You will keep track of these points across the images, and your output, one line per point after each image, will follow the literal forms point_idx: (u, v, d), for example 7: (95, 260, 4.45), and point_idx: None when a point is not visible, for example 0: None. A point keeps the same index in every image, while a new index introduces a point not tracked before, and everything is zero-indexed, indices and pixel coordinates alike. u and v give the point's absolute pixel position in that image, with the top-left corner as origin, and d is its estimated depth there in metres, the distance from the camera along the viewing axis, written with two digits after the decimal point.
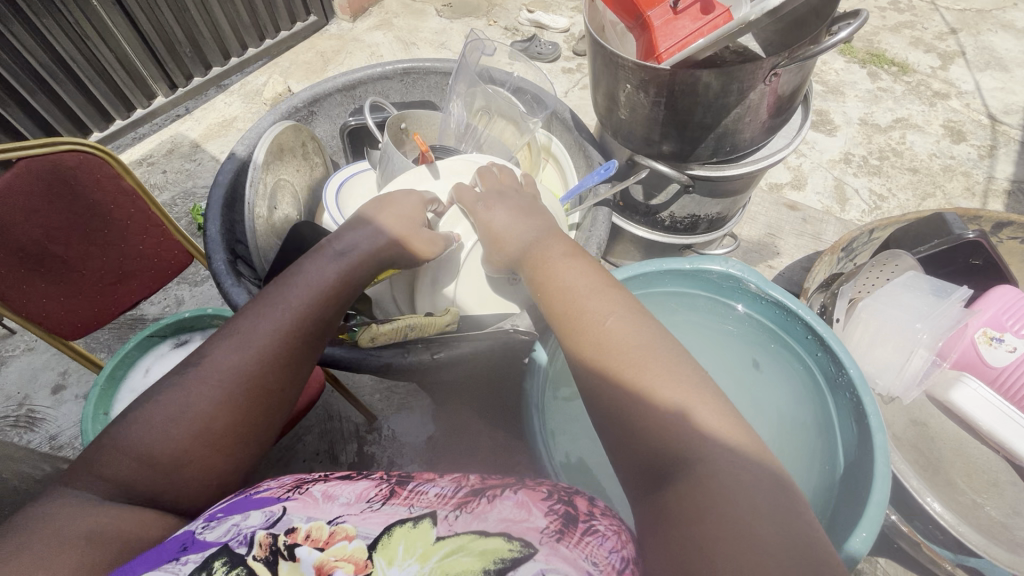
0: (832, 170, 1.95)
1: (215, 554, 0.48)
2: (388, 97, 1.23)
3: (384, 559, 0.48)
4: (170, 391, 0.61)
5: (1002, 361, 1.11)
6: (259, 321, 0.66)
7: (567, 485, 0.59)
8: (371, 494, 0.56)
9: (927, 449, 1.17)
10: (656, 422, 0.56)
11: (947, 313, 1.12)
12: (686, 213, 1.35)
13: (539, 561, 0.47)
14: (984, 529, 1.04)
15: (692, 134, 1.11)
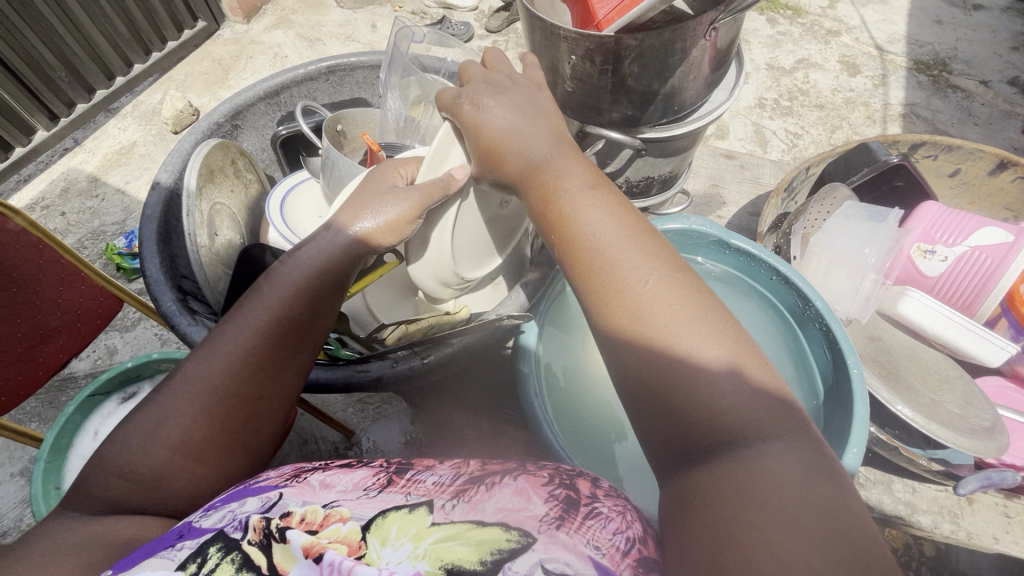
0: (749, 116, 1.86)
1: (210, 539, 0.41)
2: (316, 99, 1.25)
3: (377, 539, 0.40)
4: (144, 409, 0.55)
5: (937, 269, 1.17)
6: (232, 323, 0.60)
7: (569, 469, 0.53)
8: (368, 482, 0.48)
9: (885, 360, 1.12)
10: (681, 388, 0.46)
11: (891, 236, 1.10)
12: (641, 176, 1.30)
13: (538, 551, 0.40)
14: (949, 423, 0.99)
15: (641, 100, 1.06)
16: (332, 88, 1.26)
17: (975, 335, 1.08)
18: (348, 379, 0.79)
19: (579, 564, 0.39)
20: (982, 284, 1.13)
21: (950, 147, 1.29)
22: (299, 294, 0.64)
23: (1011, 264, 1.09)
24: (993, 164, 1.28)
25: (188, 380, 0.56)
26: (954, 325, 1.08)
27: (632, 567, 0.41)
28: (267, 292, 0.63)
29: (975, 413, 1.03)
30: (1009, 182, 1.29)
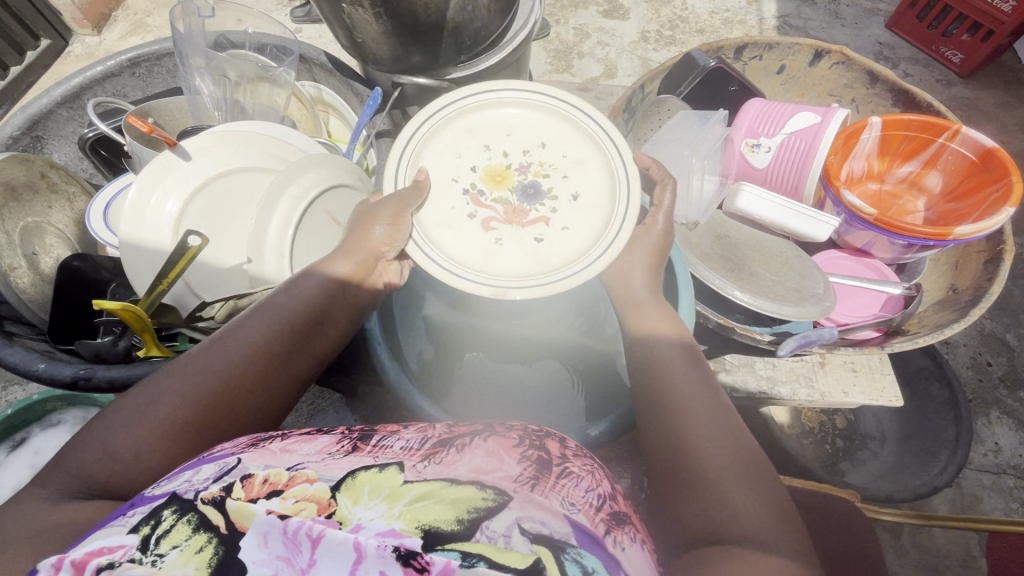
0: (635, 51, 1.87)
1: (163, 503, 0.43)
2: (126, 95, 1.25)
3: (349, 499, 0.42)
4: (145, 387, 0.62)
5: (764, 161, 1.20)
6: (253, 324, 0.68)
7: (536, 428, 0.57)
8: (333, 448, 0.50)
9: (731, 253, 1.11)
10: (707, 498, 0.56)
11: (715, 134, 1.10)
12: None
13: (515, 510, 0.43)
14: (778, 297, 1.02)
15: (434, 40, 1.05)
16: (141, 80, 1.27)
17: (808, 217, 1.09)
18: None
19: (554, 522, 0.43)
20: (801, 168, 1.15)
21: (770, 45, 1.34)
22: (309, 311, 0.72)
23: (820, 145, 1.11)
24: (810, 55, 1.36)
25: (197, 367, 0.63)
26: (787, 211, 1.10)
27: (605, 519, 0.47)
28: (289, 300, 0.72)
29: (810, 284, 1.05)
30: (827, 70, 1.38)
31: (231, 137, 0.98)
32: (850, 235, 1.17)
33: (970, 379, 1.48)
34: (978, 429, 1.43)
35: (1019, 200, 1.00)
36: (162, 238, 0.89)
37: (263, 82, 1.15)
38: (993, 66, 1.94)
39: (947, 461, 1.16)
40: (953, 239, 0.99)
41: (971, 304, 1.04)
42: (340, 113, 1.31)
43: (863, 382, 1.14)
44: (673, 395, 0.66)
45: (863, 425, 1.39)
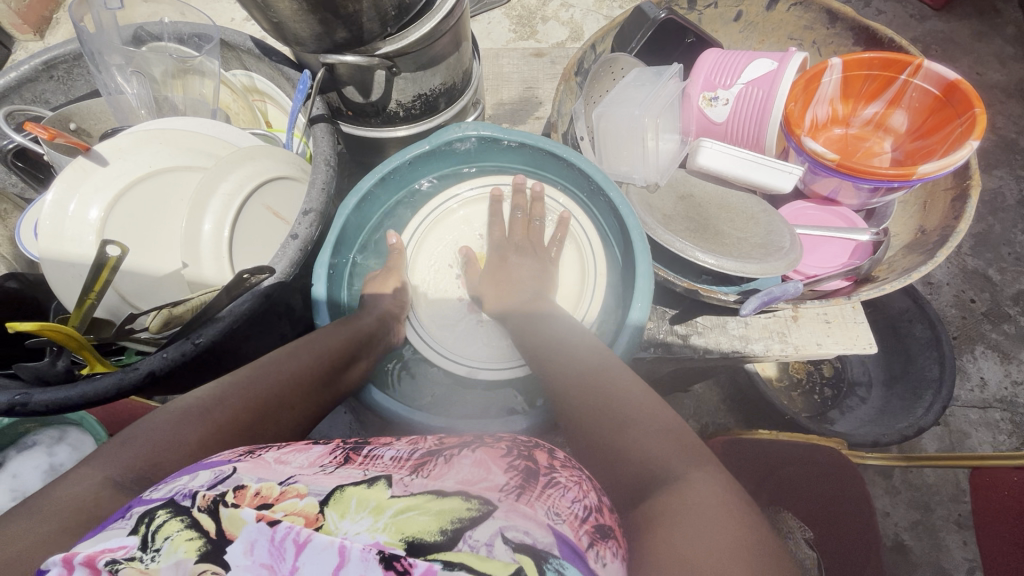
0: (602, 11, 1.80)
1: (160, 505, 0.45)
2: (50, 101, 1.15)
3: (336, 513, 0.43)
4: (183, 402, 0.68)
5: (723, 115, 1.19)
6: (302, 355, 0.81)
7: (526, 440, 0.60)
8: (325, 460, 0.53)
9: (698, 214, 1.11)
10: (625, 455, 0.64)
11: (668, 89, 1.11)
12: (411, 96, 1.18)
13: (499, 518, 0.45)
14: (739, 253, 1.02)
15: (353, 13, 0.92)
16: (61, 83, 1.15)
17: (768, 168, 1.10)
18: (120, 385, 0.76)
19: (538, 532, 0.45)
20: (761, 117, 1.14)
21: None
22: (342, 350, 0.88)
23: (779, 91, 1.10)
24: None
25: (256, 378, 0.75)
26: (746, 163, 1.10)
27: (589, 531, 0.49)
28: (327, 339, 0.87)
29: (775, 237, 1.04)
30: (784, 12, 1.36)
31: (151, 137, 0.95)
32: (817, 183, 1.15)
33: (955, 317, 1.50)
34: (964, 365, 1.46)
35: (983, 132, 0.99)
36: (85, 249, 0.86)
37: (190, 75, 1.11)
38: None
39: (930, 404, 1.17)
40: (917, 179, 0.97)
41: (937, 245, 1.04)
42: (274, 101, 1.20)
43: (837, 332, 1.15)
44: (583, 387, 0.76)
45: (850, 371, 1.42)
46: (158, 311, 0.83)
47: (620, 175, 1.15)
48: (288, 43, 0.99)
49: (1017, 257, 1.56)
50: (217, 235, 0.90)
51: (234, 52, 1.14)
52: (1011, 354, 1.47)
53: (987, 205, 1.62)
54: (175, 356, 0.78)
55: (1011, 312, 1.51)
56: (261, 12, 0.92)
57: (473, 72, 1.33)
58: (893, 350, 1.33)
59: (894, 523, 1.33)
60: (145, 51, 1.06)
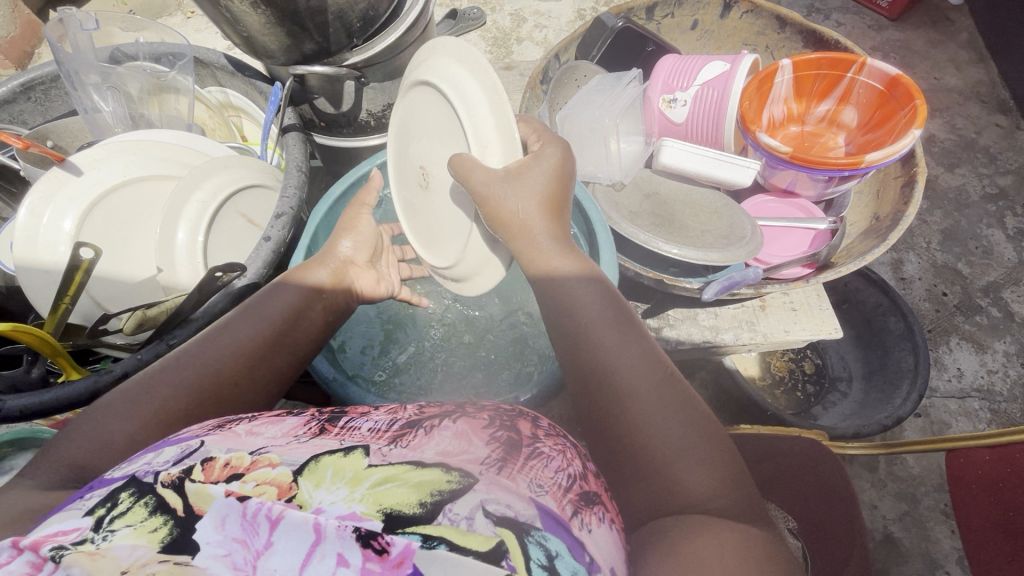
0: (573, 29, 1.86)
1: (121, 486, 0.43)
2: (28, 121, 1.16)
3: (310, 482, 0.42)
4: (130, 390, 0.63)
5: (683, 116, 1.21)
6: (247, 323, 0.72)
7: (509, 410, 0.60)
8: (299, 430, 0.51)
9: (662, 209, 1.13)
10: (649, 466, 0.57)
11: (628, 92, 1.15)
12: (381, 105, 1.20)
13: (479, 491, 0.44)
14: (701, 242, 1.04)
15: (320, 24, 0.94)
16: (40, 105, 1.15)
17: (729, 164, 1.13)
18: (94, 387, 0.75)
19: (519, 505, 0.44)
20: (717, 116, 1.18)
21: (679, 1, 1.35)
22: (297, 308, 0.76)
23: (731, 91, 1.14)
24: (720, 7, 1.39)
25: (181, 365, 0.66)
26: (708, 160, 1.13)
27: (573, 500, 0.48)
28: (274, 299, 0.75)
29: (736, 228, 1.06)
30: (739, 20, 1.41)
31: (128, 146, 0.95)
32: (774, 177, 1.18)
33: (929, 310, 1.52)
34: (941, 357, 1.47)
35: (924, 121, 1.02)
36: (60, 257, 0.86)
37: (165, 92, 1.13)
38: (920, 7, 2.00)
39: (907, 393, 1.18)
40: (866, 167, 1.00)
41: (889, 229, 1.07)
42: (249, 116, 1.21)
43: (805, 319, 1.17)
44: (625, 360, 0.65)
45: (830, 368, 1.43)
46: (132, 313, 0.82)
47: (586, 175, 1.16)
48: (258, 56, 1.01)
49: (984, 249, 1.60)
50: (190, 241, 0.89)
51: (209, 70, 1.16)
52: (986, 344, 1.49)
53: (953, 202, 1.67)
54: (149, 357, 0.78)
55: (982, 304, 1.54)
56: (230, 28, 0.94)
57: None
58: (871, 343, 1.35)
59: (882, 516, 1.32)
60: (121, 67, 1.08)
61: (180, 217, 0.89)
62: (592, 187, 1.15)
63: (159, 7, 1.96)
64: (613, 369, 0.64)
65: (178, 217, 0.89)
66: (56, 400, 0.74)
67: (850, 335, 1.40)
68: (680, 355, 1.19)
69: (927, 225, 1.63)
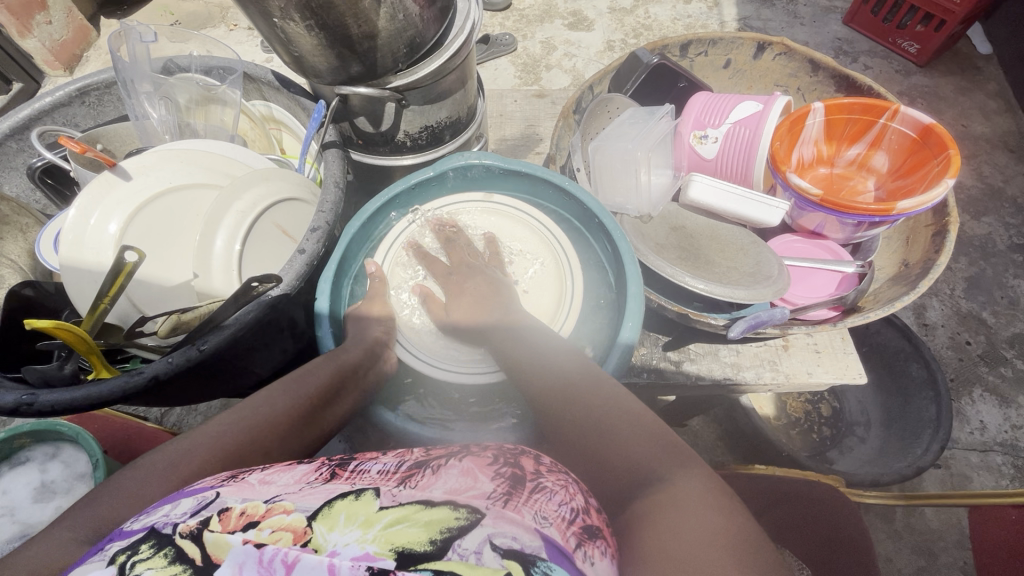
0: (602, 61, 1.89)
1: (141, 537, 0.43)
2: (79, 124, 1.19)
3: (325, 526, 0.43)
4: (171, 446, 0.66)
5: (713, 152, 1.23)
6: (283, 394, 0.78)
7: (512, 448, 0.59)
8: (311, 477, 0.52)
9: (689, 244, 1.13)
10: (595, 441, 0.67)
11: (661, 127, 1.15)
12: (419, 127, 1.22)
13: (486, 526, 0.44)
14: (725, 278, 1.04)
15: (368, 49, 0.98)
16: (93, 109, 1.20)
17: (757, 202, 1.12)
18: (124, 387, 0.77)
19: (526, 537, 0.44)
20: (749, 155, 1.18)
21: (713, 40, 1.38)
22: (329, 383, 0.83)
23: (764, 131, 1.15)
24: (753, 48, 1.40)
25: (231, 426, 0.71)
26: (735, 197, 1.13)
27: (576, 533, 0.48)
28: (310, 378, 0.82)
29: (765, 267, 1.05)
30: (771, 61, 1.42)
31: (173, 155, 0.98)
32: (802, 219, 1.18)
33: (951, 358, 1.49)
34: (962, 408, 1.43)
35: (958, 170, 1.02)
36: (104, 258, 0.88)
37: (213, 103, 1.16)
38: (948, 55, 2.00)
39: (928, 442, 1.14)
40: (897, 215, 0.99)
41: (920, 276, 1.05)
42: (291, 130, 1.25)
43: (828, 362, 1.15)
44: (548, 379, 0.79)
45: (849, 413, 1.39)
46: (167, 316, 0.83)
47: (614, 206, 1.18)
48: (306, 74, 1.04)
49: (1010, 301, 1.57)
50: (226, 255, 0.91)
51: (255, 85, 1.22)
52: (1010, 397, 1.45)
53: (978, 251, 1.64)
54: (180, 361, 0.80)
55: (1007, 356, 1.50)
56: (284, 49, 0.98)
57: (477, 107, 1.39)
58: (891, 389, 1.32)
59: (898, 570, 1.27)
60: (173, 78, 1.11)
61: (219, 225, 0.91)
62: (620, 218, 1.16)
63: (202, 19, 2.04)
64: (564, 387, 0.76)
65: (216, 228, 0.91)
66: (90, 399, 0.76)
67: (869, 378, 1.37)
68: (697, 390, 1.17)
69: (951, 272, 1.60)
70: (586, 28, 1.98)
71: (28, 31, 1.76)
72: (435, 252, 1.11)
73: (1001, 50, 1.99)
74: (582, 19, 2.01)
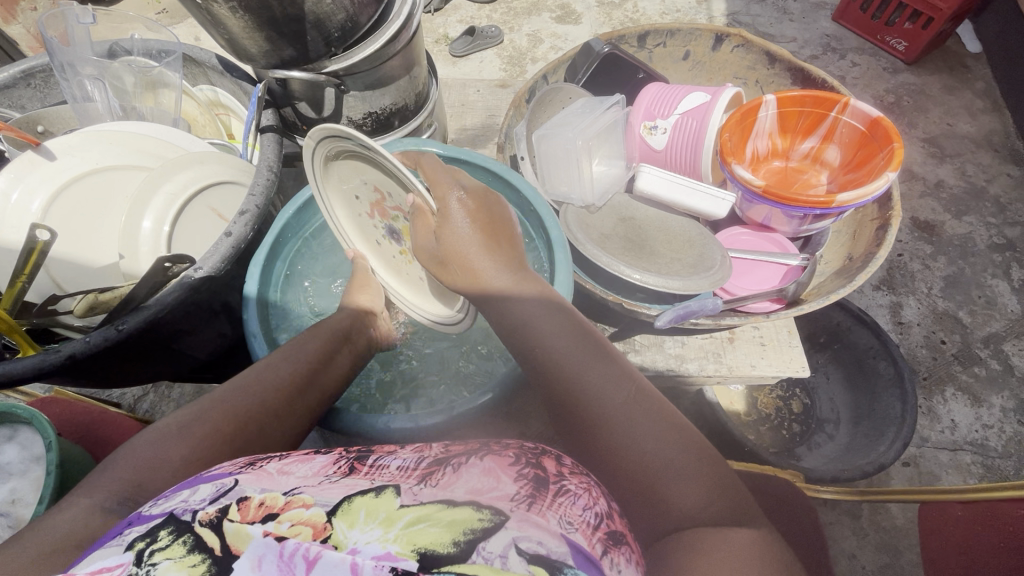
0: None
1: (160, 523, 0.43)
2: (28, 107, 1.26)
3: (345, 523, 0.42)
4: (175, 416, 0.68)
5: (660, 142, 1.24)
6: (281, 363, 0.81)
7: (533, 448, 0.59)
8: (329, 470, 0.52)
9: (636, 234, 1.13)
10: (630, 457, 0.61)
11: (607, 116, 1.17)
12: (362, 112, 1.26)
13: (511, 528, 0.43)
14: (665, 268, 1.05)
15: (298, 33, 1.00)
16: (38, 90, 1.28)
17: (702, 194, 1.14)
18: (43, 364, 0.78)
19: (551, 542, 0.43)
20: (695, 145, 1.19)
21: (670, 31, 1.39)
22: (323, 351, 0.85)
23: (706, 122, 1.15)
24: (712, 39, 1.40)
25: (235, 396, 0.73)
26: (683, 188, 1.15)
27: (602, 539, 0.48)
28: (305, 346, 0.84)
29: (706, 258, 1.06)
30: (729, 53, 1.41)
31: (100, 137, 0.99)
32: (750, 211, 1.17)
33: (925, 357, 1.49)
34: (934, 407, 1.42)
35: (899, 164, 1.01)
36: (21, 236, 0.88)
37: (156, 87, 1.22)
38: (937, 53, 1.99)
39: (891, 440, 1.13)
40: (838, 207, 0.99)
41: (859, 269, 1.05)
42: (237, 114, 1.31)
43: (771, 355, 1.16)
44: (561, 370, 0.69)
45: (819, 409, 1.40)
46: (85, 294, 0.82)
47: (559, 196, 1.19)
48: (244, 58, 1.07)
49: (987, 300, 1.56)
50: (154, 234, 0.92)
51: (199, 69, 1.27)
52: (981, 397, 1.44)
53: (958, 250, 1.63)
54: (98, 340, 0.81)
55: (981, 355, 1.49)
56: (216, 32, 1.01)
57: (430, 95, 1.41)
58: (860, 387, 1.31)
59: (861, 566, 1.27)
60: (115, 63, 1.18)
61: (144, 206, 0.92)
62: (564, 207, 1.17)
63: None
64: (587, 382, 0.66)
65: (142, 208, 0.92)
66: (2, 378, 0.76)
67: (842, 376, 1.37)
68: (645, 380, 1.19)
69: (930, 271, 1.60)
70: (573, 21, 1.97)
71: (13, 18, 1.85)
72: (370, 225, 1.02)
73: (990, 49, 1.98)
74: (570, 12, 2.00)
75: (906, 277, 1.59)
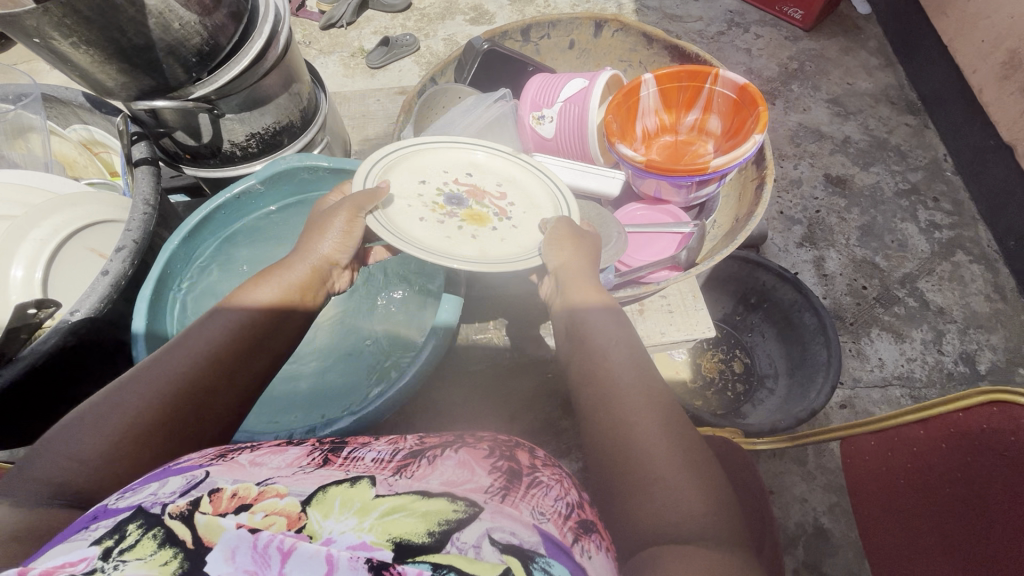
0: None
1: (127, 517, 0.41)
2: None
3: (320, 513, 0.42)
4: (98, 405, 0.61)
5: (550, 131, 1.27)
6: (218, 327, 0.71)
7: (507, 440, 0.60)
8: (302, 461, 0.51)
9: None
10: (637, 465, 0.61)
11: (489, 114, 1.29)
12: (244, 135, 1.26)
13: (485, 519, 0.44)
14: None
15: (151, 61, 1.00)
16: None
17: (596, 175, 1.22)
18: None
19: (524, 533, 0.44)
20: (581, 130, 1.23)
21: (551, 23, 1.41)
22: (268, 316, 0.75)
23: (589, 104, 1.19)
24: (591, 26, 1.44)
25: (163, 371, 0.65)
26: (574, 172, 1.22)
27: (573, 528, 0.49)
28: (247, 303, 0.74)
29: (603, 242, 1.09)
30: (611, 38, 1.45)
31: None
32: (643, 185, 1.21)
33: (849, 304, 1.57)
34: (862, 347, 1.50)
35: (765, 126, 1.07)
36: None
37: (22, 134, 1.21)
38: (831, 19, 2.11)
39: (821, 386, 1.18)
40: (714, 171, 1.06)
41: (741, 229, 1.10)
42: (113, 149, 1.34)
43: (678, 321, 1.20)
44: (596, 375, 0.70)
45: (758, 365, 1.46)
46: None
47: None
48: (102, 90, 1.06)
49: (900, 243, 1.66)
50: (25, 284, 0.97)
51: (68, 109, 1.29)
52: (904, 332, 1.52)
53: (869, 199, 1.73)
54: None
55: (900, 295, 1.58)
56: (66, 68, 1.00)
57: (319, 107, 1.42)
58: (790, 339, 1.37)
59: (812, 508, 1.33)
60: None
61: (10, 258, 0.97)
62: None
63: None
64: (622, 388, 0.67)
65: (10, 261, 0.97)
66: None
67: (775, 332, 1.43)
68: None
69: (846, 222, 1.69)
70: (487, 22, 1.99)
71: None
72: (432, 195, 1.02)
73: (879, 10, 2.11)
74: (483, 13, 2.02)
75: (825, 231, 1.67)
